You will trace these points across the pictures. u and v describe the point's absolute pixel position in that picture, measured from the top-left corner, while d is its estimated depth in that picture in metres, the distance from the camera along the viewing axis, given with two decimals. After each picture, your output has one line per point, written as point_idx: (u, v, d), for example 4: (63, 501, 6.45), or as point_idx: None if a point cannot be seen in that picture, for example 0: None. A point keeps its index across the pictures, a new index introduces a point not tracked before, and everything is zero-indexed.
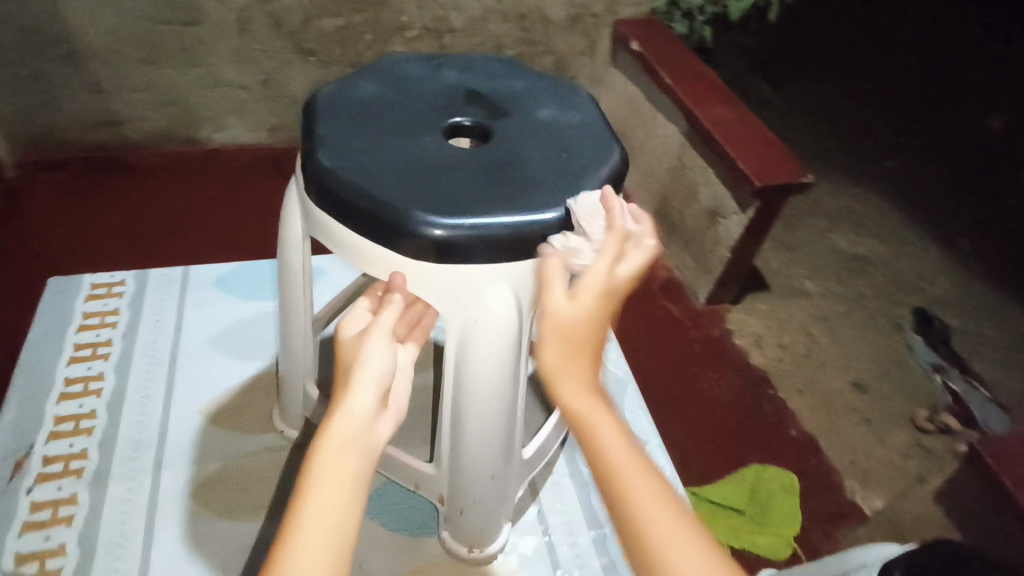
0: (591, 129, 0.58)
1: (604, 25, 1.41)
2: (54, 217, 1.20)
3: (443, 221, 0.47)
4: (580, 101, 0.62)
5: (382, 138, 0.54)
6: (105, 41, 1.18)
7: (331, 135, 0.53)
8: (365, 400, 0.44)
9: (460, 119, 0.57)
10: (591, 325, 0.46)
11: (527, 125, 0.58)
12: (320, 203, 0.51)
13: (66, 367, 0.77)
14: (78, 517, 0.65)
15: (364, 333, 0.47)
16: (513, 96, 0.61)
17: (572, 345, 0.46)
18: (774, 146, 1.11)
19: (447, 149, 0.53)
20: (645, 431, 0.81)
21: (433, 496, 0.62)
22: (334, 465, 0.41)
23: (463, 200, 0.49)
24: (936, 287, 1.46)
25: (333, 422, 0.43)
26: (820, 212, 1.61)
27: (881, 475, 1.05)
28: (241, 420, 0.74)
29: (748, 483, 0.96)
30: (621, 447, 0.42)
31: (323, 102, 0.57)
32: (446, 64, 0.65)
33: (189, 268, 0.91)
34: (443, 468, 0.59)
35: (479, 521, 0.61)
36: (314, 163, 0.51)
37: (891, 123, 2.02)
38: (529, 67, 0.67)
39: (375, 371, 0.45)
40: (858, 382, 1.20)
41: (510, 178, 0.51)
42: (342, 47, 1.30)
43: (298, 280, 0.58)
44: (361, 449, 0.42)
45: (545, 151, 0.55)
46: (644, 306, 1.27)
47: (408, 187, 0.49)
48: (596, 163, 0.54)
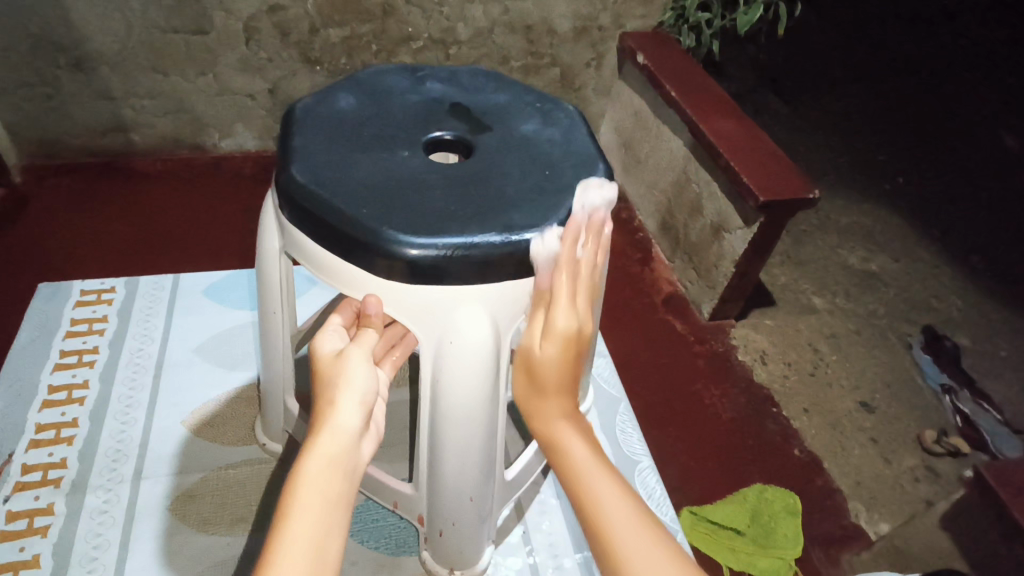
0: (574, 145, 0.57)
1: (610, 38, 1.40)
2: (54, 221, 1.20)
3: (418, 241, 0.46)
4: (565, 115, 0.61)
5: (359, 153, 0.53)
6: (113, 49, 1.18)
7: (307, 150, 0.52)
8: (349, 420, 0.44)
9: (441, 133, 0.56)
10: (558, 363, 0.51)
11: (509, 140, 0.57)
12: (295, 220, 0.50)
13: (50, 374, 0.77)
14: (54, 528, 0.64)
15: (343, 353, 0.48)
16: (496, 110, 0.60)
17: (542, 378, 0.51)
18: (779, 160, 1.09)
19: (424, 165, 0.52)
20: (637, 450, 0.79)
21: (412, 516, 0.60)
22: (318, 483, 0.40)
23: (439, 219, 0.48)
24: (947, 305, 1.43)
25: (316, 440, 0.42)
26: (829, 228, 1.59)
27: (887, 498, 1.03)
28: (224, 431, 0.73)
29: (749, 505, 0.93)
30: (588, 456, 0.47)
31: (302, 115, 0.56)
32: (430, 76, 0.64)
33: (180, 276, 0.90)
34: (421, 489, 0.58)
35: (459, 544, 0.59)
36: (289, 178, 0.50)
37: (903, 138, 1.99)
38: (515, 79, 0.66)
39: (359, 390, 0.46)
40: (865, 401, 1.17)
41: (487, 196, 0.50)
42: (349, 57, 1.30)
43: (276, 294, 0.57)
44: (346, 469, 0.42)
45: (526, 168, 0.54)
46: (644, 320, 1.25)
47: (382, 205, 0.48)
48: (577, 180, 0.53)
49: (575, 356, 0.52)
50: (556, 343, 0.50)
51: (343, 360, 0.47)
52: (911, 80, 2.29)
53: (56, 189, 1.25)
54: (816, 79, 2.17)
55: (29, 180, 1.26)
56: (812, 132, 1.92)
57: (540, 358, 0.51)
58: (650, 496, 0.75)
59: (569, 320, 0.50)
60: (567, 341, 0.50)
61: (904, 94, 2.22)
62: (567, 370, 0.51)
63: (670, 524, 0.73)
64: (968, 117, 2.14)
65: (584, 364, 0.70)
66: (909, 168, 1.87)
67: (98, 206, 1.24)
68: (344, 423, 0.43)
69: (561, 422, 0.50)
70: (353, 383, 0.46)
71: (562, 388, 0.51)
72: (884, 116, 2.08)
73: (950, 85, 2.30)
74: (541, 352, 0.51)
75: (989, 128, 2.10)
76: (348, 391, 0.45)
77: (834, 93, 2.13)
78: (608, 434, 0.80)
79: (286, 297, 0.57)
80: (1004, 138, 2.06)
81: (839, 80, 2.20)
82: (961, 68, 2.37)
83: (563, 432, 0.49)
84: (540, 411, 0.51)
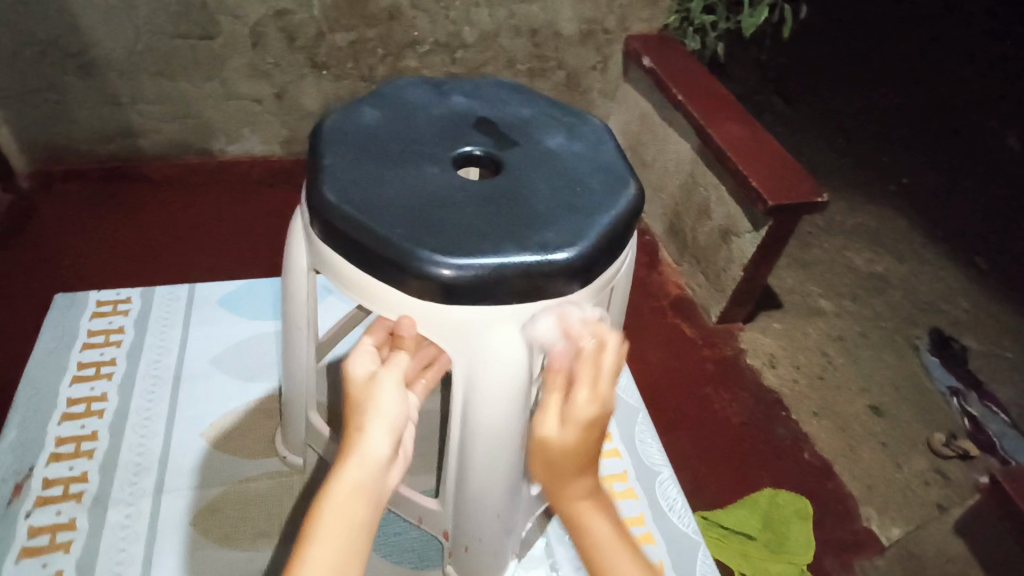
0: (602, 160, 0.57)
1: (615, 41, 1.40)
2: (62, 227, 1.19)
3: (452, 262, 0.46)
4: (591, 130, 0.61)
5: (388, 170, 0.53)
6: (120, 55, 1.18)
7: (337, 168, 0.52)
8: (377, 447, 0.43)
9: (470, 148, 0.56)
10: (577, 450, 0.45)
11: (538, 156, 0.57)
12: (326, 237, 0.50)
13: (69, 387, 0.77)
14: (76, 543, 0.64)
15: (375, 379, 0.47)
16: (522, 124, 0.60)
17: (562, 466, 0.46)
18: (788, 164, 1.09)
19: (455, 182, 0.52)
20: (656, 460, 0.80)
21: (437, 532, 0.60)
22: (341, 513, 0.40)
23: (473, 239, 0.47)
24: (955, 307, 1.43)
25: (344, 467, 0.42)
26: (835, 230, 1.58)
27: (899, 503, 1.02)
28: (244, 444, 0.74)
29: (761, 510, 0.93)
30: (612, 544, 0.46)
31: (329, 131, 0.56)
32: (454, 90, 0.64)
33: (195, 286, 0.90)
34: (447, 505, 0.58)
35: (486, 558, 0.59)
36: (319, 196, 0.50)
37: (907, 139, 1.99)
38: (538, 92, 0.66)
39: (388, 416, 0.45)
40: (874, 405, 1.17)
41: (520, 213, 0.50)
42: (355, 61, 1.29)
43: (302, 310, 0.57)
44: (371, 495, 0.42)
45: (556, 184, 0.54)
46: (655, 325, 1.24)
47: (416, 225, 0.48)
48: (609, 198, 0.53)
49: (602, 436, 0.46)
50: (578, 427, 0.45)
51: (375, 385, 0.46)
52: (915, 81, 2.29)
53: (65, 196, 1.25)
54: (819, 80, 2.17)
55: (37, 186, 1.26)
56: (816, 133, 1.92)
57: (558, 443, 0.45)
58: (672, 507, 0.75)
59: (591, 406, 0.45)
60: (588, 426, 0.45)
61: (908, 95, 2.21)
62: (591, 455, 0.46)
63: (691, 535, 0.73)
64: (972, 118, 2.14)
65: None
66: (914, 170, 1.86)
67: (107, 212, 1.23)
68: (373, 451, 0.43)
69: (584, 503, 0.46)
70: (383, 409, 0.45)
71: (584, 472, 0.46)
72: (888, 117, 2.07)
73: (953, 86, 2.29)
74: (562, 438, 0.45)
75: (993, 129, 2.10)
76: (377, 418, 0.44)
77: (839, 94, 2.12)
78: (627, 444, 0.81)
79: (311, 314, 0.57)
80: (1007, 138, 2.06)
81: (843, 80, 2.20)
82: (965, 68, 2.37)
83: (586, 518, 0.47)
84: (562, 494, 0.47)
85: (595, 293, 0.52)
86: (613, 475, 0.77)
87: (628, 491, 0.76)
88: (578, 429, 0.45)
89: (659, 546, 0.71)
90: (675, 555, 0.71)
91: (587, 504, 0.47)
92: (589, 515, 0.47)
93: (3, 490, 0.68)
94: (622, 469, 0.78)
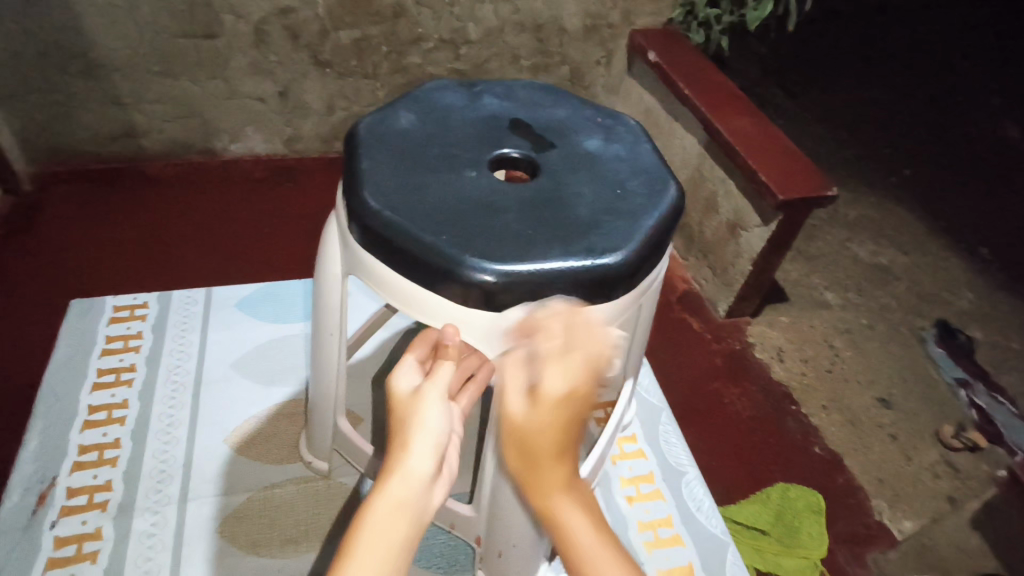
0: (640, 161, 0.58)
1: (620, 35, 1.39)
2: (68, 228, 1.18)
3: (496, 267, 0.46)
4: (627, 131, 0.61)
5: (428, 174, 0.52)
6: (123, 54, 1.16)
7: (375, 173, 0.52)
8: (422, 462, 0.44)
9: (508, 151, 0.56)
10: (548, 431, 0.47)
11: (577, 158, 0.57)
12: (366, 243, 0.50)
13: (89, 393, 0.77)
14: (103, 553, 0.64)
15: (419, 393, 0.47)
16: (559, 127, 0.61)
17: (534, 447, 0.47)
18: (797, 159, 1.08)
19: (495, 185, 0.52)
20: (682, 460, 0.80)
21: (469, 537, 0.62)
22: (383, 528, 0.39)
23: (518, 244, 0.47)
24: (960, 298, 1.43)
25: (389, 482, 0.42)
26: (839, 222, 1.58)
27: (912, 496, 1.01)
28: (267, 448, 0.74)
29: (773, 505, 0.91)
30: (591, 534, 0.47)
31: (365, 135, 0.55)
32: (486, 91, 0.64)
33: (212, 290, 0.92)
34: (481, 511, 0.60)
35: (519, 561, 0.61)
36: (360, 201, 0.50)
37: (908, 130, 1.98)
38: (569, 93, 0.66)
39: (432, 432, 0.45)
40: (883, 397, 1.16)
41: (564, 218, 0.50)
42: (359, 59, 1.28)
43: (334, 316, 0.57)
44: (415, 514, 0.41)
45: (598, 187, 0.54)
46: (664, 320, 1.24)
47: (460, 229, 0.48)
48: (651, 201, 0.53)
49: (576, 416, 0.47)
50: (547, 408, 0.46)
51: (420, 398, 0.47)
52: (915, 73, 2.28)
53: (68, 197, 1.23)
54: (819, 72, 2.16)
55: (39, 187, 1.24)
56: (818, 125, 1.91)
57: (527, 423, 0.46)
58: (699, 507, 0.76)
59: (560, 386, 0.46)
60: (562, 403, 0.46)
61: (909, 86, 2.21)
62: (562, 438, 0.47)
63: (720, 536, 0.74)
64: (972, 109, 2.14)
65: (633, 376, 0.67)
66: (916, 161, 1.86)
67: (111, 213, 1.22)
68: (417, 466, 0.43)
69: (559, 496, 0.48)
70: (427, 425, 0.45)
71: (558, 460, 0.48)
72: (888, 108, 2.07)
73: (952, 77, 2.29)
74: (531, 417, 0.46)
75: (993, 121, 2.10)
76: (421, 434, 0.45)
77: (840, 86, 2.11)
78: (651, 444, 0.82)
79: (341, 321, 0.57)
80: (1006, 131, 2.06)
81: (843, 72, 2.19)
82: (961, 62, 2.37)
83: (562, 508, 0.48)
84: (532, 479, 0.48)
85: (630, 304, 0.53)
86: (639, 475, 0.78)
87: (655, 491, 0.77)
88: (550, 410, 0.46)
89: (689, 547, 0.72)
90: (704, 555, 0.71)
91: (564, 497, 0.48)
92: (563, 504, 0.48)
93: (27, 500, 0.68)
94: (647, 470, 0.79)
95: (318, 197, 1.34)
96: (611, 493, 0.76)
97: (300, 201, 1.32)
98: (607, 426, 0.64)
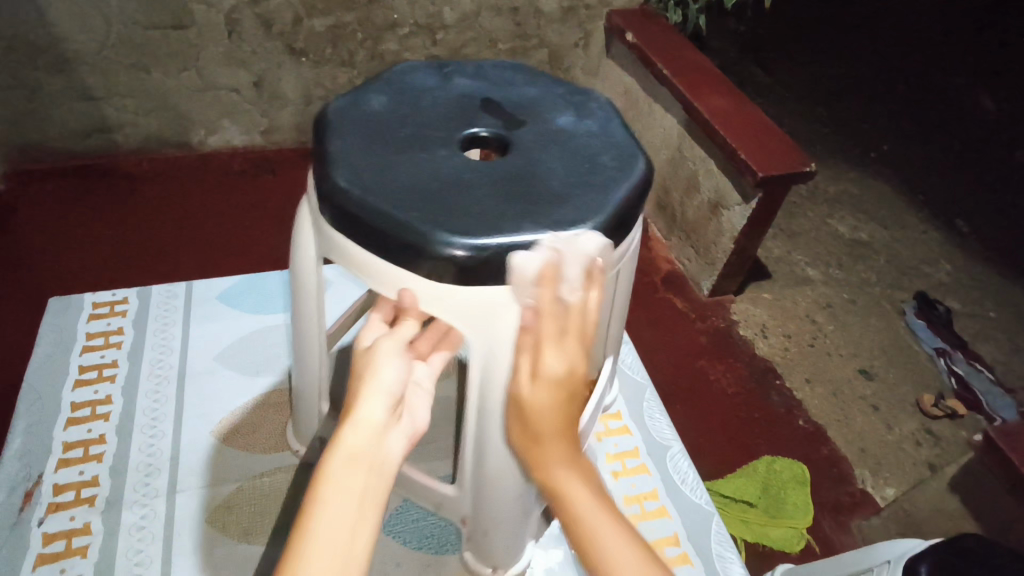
0: (612, 136, 0.58)
1: (597, 16, 1.38)
2: (43, 226, 1.16)
3: (466, 242, 0.46)
4: (598, 107, 0.62)
5: (398, 153, 0.53)
6: (92, 47, 1.14)
7: (344, 152, 0.52)
8: (375, 412, 0.44)
9: (477, 129, 0.57)
10: (552, 406, 0.49)
11: (547, 134, 0.57)
12: (336, 224, 0.51)
13: (72, 391, 0.77)
14: (93, 547, 0.64)
15: (377, 346, 0.48)
16: (530, 104, 0.61)
17: (536, 423, 0.49)
18: (775, 134, 1.09)
19: (464, 163, 0.52)
20: (666, 435, 0.82)
21: (455, 517, 0.64)
22: (344, 477, 0.40)
23: (487, 219, 0.48)
24: (939, 270, 1.45)
25: (345, 432, 0.42)
26: (819, 199, 1.59)
27: (893, 464, 1.04)
28: (251, 439, 0.75)
29: (759, 477, 0.92)
30: (591, 498, 0.46)
31: (334, 114, 0.56)
32: (456, 70, 0.64)
33: (192, 282, 0.91)
34: (465, 490, 0.61)
35: (503, 540, 0.63)
36: (329, 182, 0.50)
37: (885, 104, 2.00)
38: (541, 70, 0.66)
39: (386, 379, 0.46)
40: (864, 369, 1.19)
41: (534, 192, 0.51)
42: (334, 46, 1.27)
43: (312, 304, 0.57)
44: (373, 460, 0.42)
45: (567, 162, 0.54)
46: (649, 300, 1.25)
47: (429, 206, 0.48)
48: (622, 176, 0.54)
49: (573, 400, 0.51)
50: (549, 385, 0.49)
51: (374, 354, 0.48)
52: (891, 48, 2.30)
53: (41, 195, 1.21)
54: (797, 49, 2.17)
55: (11, 186, 1.22)
56: (797, 102, 1.92)
57: (530, 399, 0.49)
58: (684, 481, 0.77)
59: (559, 363, 0.50)
60: (559, 382, 0.49)
61: (885, 61, 2.22)
62: (562, 417, 0.50)
63: (704, 507, 0.75)
64: (948, 84, 2.16)
65: (614, 354, 0.69)
66: (894, 136, 1.88)
67: (87, 210, 1.20)
68: (370, 415, 0.44)
69: (562, 468, 0.47)
70: (381, 376, 0.46)
71: (566, 433, 0.49)
72: (865, 83, 2.08)
73: (927, 52, 2.32)
74: (533, 396, 0.49)
75: (968, 95, 2.13)
76: (375, 385, 0.45)
77: (817, 63, 2.13)
78: (636, 420, 0.83)
79: (321, 309, 0.57)
80: (981, 104, 2.08)
81: (820, 49, 2.21)
82: (934, 37, 2.40)
83: (555, 473, 0.48)
84: (536, 456, 0.49)
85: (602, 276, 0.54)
86: (624, 451, 0.79)
87: (641, 466, 0.78)
88: (552, 388, 0.49)
89: (674, 519, 0.73)
90: (693, 524, 0.73)
91: (562, 466, 0.48)
92: (565, 474, 0.47)
93: (14, 498, 0.68)
94: (632, 446, 0.80)
95: (299, 189, 1.32)
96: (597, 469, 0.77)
97: (279, 192, 1.31)
98: (588, 402, 0.64)
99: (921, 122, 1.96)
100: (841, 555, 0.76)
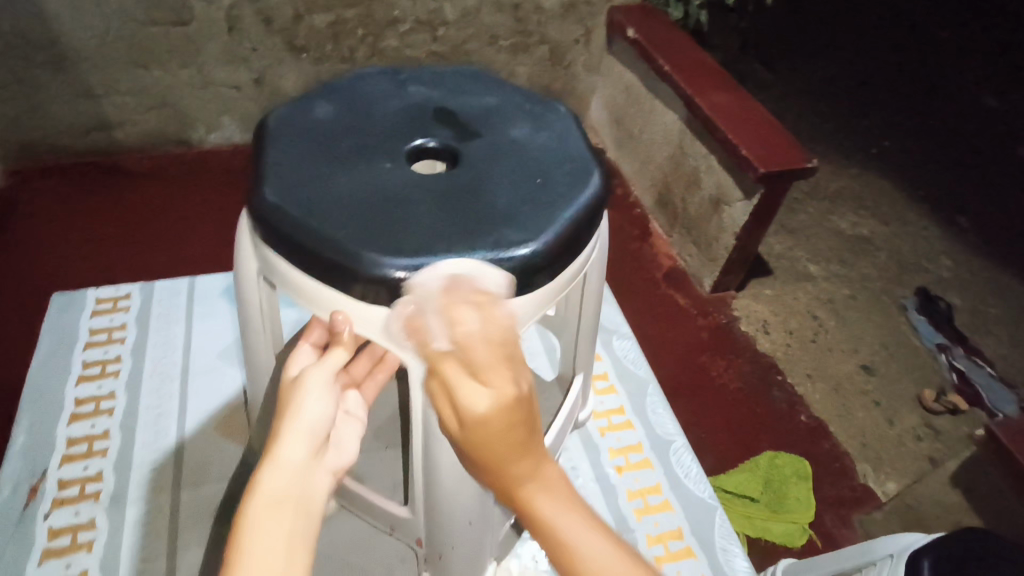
0: (567, 149, 0.58)
1: (597, 13, 1.38)
2: (45, 223, 1.16)
3: (400, 263, 0.46)
4: (557, 119, 0.62)
5: (338, 166, 0.53)
6: (93, 44, 1.14)
7: (280, 167, 0.53)
8: (298, 451, 0.42)
9: (424, 142, 0.57)
10: (499, 435, 0.42)
11: (498, 147, 0.57)
12: (267, 240, 0.51)
13: (75, 387, 0.77)
14: (98, 543, 0.64)
15: (302, 379, 0.46)
16: (487, 116, 0.61)
17: (486, 452, 0.43)
18: (778, 132, 1.09)
19: (409, 176, 0.53)
20: (669, 430, 0.82)
21: (411, 539, 0.65)
22: (267, 525, 0.37)
23: (417, 235, 0.48)
24: (939, 265, 1.45)
25: (265, 475, 0.40)
26: (820, 195, 1.59)
27: (894, 458, 1.05)
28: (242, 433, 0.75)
29: (761, 472, 0.92)
30: (572, 522, 0.41)
31: (277, 127, 0.57)
32: (414, 79, 0.64)
33: (195, 279, 0.91)
34: (417, 514, 0.62)
35: (459, 563, 0.62)
36: (260, 196, 0.50)
37: (886, 100, 2.00)
38: (504, 81, 0.66)
39: (311, 416, 0.44)
40: (866, 364, 1.19)
41: (474, 207, 0.51)
42: (335, 43, 1.27)
43: (257, 319, 0.57)
44: (298, 503, 0.39)
45: (515, 177, 0.54)
46: (650, 297, 1.25)
47: (362, 221, 0.48)
48: (572, 191, 0.54)
49: (519, 422, 0.43)
50: (483, 420, 0.42)
51: (300, 388, 0.46)
52: (892, 44, 2.30)
53: (42, 192, 1.21)
54: (798, 45, 2.16)
55: (13, 184, 1.22)
56: (798, 99, 1.92)
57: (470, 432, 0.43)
58: (687, 475, 0.77)
59: (483, 401, 0.42)
60: (492, 413, 0.42)
61: (886, 57, 2.22)
62: (515, 439, 0.43)
63: (708, 500, 0.75)
64: (949, 80, 2.16)
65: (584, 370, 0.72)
66: (895, 132, 1.87)
67: (88, 208, 1.20)
68: (292, 455, 0.41)
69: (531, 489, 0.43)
70: (305, 412, 0.44)
71: (524, 451, 0.43)
72: (866, 79, 2.08)
73: (928, 47, 2.32)
74: (473, 428, 0.43)
75: (969, 90, 2.13)
76: (298, 423, 0.43)
77: (818, 59, 2.12)
78: (639, 415, 0.83)
79: (268, 321, 0.58)
80: (982, 99, 2.08)
81: (821, 45, 2.20)
82: (934, 32, 2.40)
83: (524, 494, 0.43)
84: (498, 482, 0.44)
85: (551, 296, 0.53)
86: (628, 446, 0.80)
87: (644, 461, 0.78)
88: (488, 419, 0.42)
89: (677, 512, 0.74)
90: (694, 518, 0.73)
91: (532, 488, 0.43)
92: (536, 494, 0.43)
93: (19, 493, 0.68)
94: (636, 440, 0.80)
95: None
96: (601, 464, 0.78)
97: None
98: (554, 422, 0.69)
99: (922, 117, 1.96)
100: (842, 549, 0.77)
